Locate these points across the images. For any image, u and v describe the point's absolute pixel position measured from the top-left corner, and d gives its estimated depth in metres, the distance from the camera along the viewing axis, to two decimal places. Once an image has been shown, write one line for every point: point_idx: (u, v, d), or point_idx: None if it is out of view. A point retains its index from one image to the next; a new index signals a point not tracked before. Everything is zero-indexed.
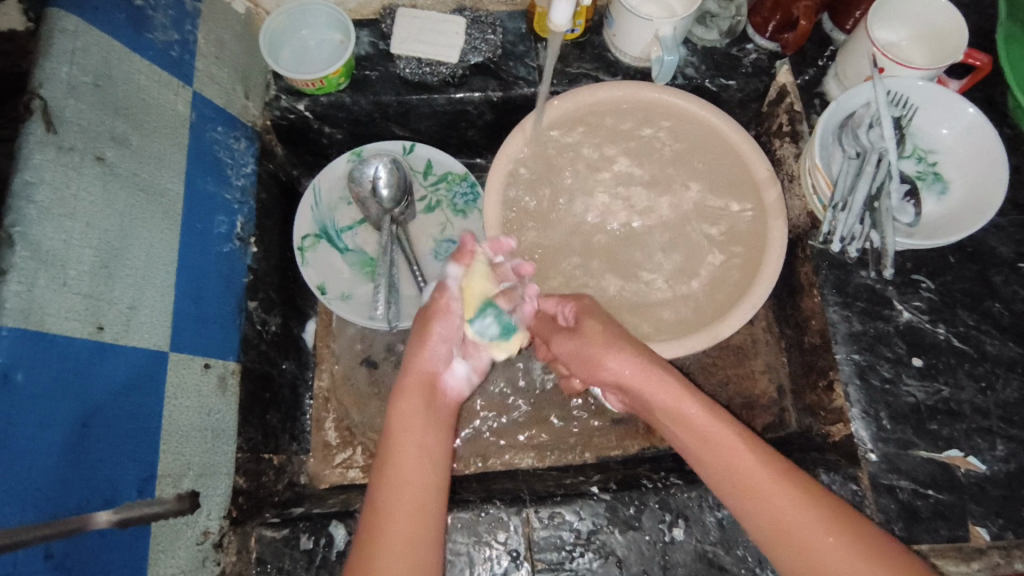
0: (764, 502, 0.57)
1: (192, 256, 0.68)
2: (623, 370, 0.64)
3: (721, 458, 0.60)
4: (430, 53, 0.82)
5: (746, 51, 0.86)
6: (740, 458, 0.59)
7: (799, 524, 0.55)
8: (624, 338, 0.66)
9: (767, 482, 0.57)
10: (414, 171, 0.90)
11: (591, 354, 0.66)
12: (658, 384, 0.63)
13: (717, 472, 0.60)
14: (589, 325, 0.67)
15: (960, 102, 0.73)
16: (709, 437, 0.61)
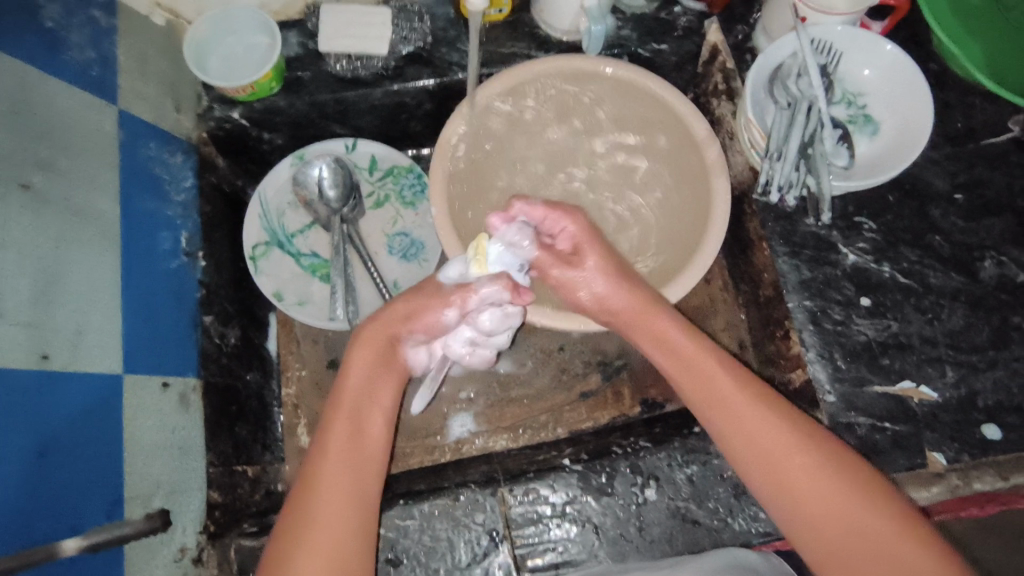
0: (744, 426, 0.60)
1: (137, 275, 0.67)
2: (589, 268, 0.68)
3: (694, 375, 0.64)
4: (360, 47, 0.81)
5: (676, 14, 0.87)
6: (727, 383, 0.62)
7: (778, 445, 0.58)
8: (619, 270, 0.68)
9: (749, 411, 0.60)
10: (359, 169, 0.89)
11: (601, 277, 0.68)
12: (658, 314, 0.66)
13: (691, 390, 0.64)
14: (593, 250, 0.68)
15: (881, 44, 0.75)
16: (693, 358, 0.65)
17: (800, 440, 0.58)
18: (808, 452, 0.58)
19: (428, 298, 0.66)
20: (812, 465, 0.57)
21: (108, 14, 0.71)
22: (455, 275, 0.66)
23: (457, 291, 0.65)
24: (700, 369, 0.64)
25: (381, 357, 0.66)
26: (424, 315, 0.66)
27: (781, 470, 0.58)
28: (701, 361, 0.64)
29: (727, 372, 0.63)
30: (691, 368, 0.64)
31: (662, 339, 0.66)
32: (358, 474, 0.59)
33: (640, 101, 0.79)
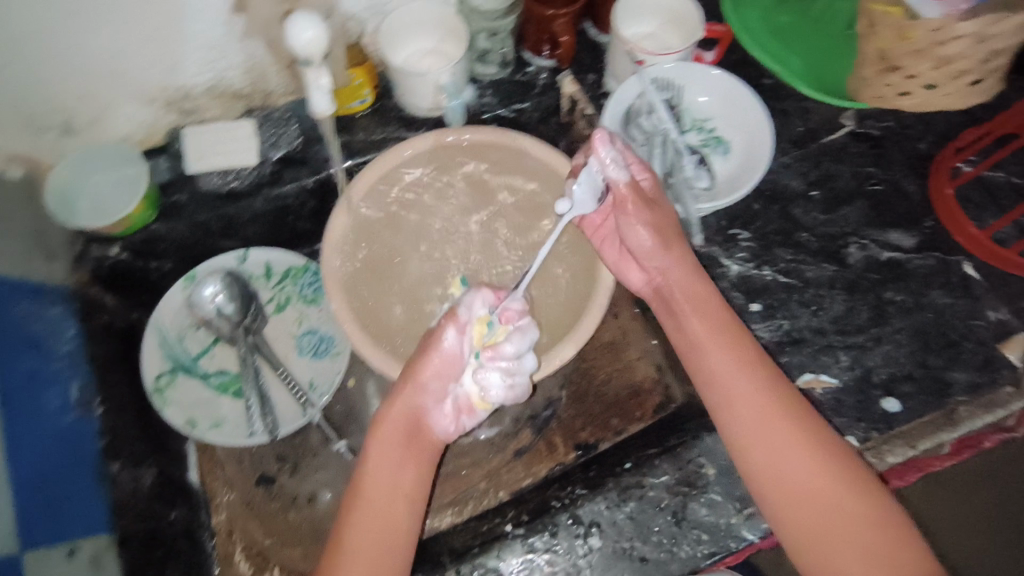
0: (755, 422, 0.64)
1: (25, 447, 0.66)
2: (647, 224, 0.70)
3: (716, 358, 0.67)
4: (229, 163, 0.82)
5: (530, 74, 0.91)
6: (747, 377, 0.66)
7: (794, 456, 0.63)
8: (671, 242, 0.72)
9: (774, 421, 0.64)
10: (255, 277, 0.88)
11: (659, 233, 0.71)
12: (701, 285, 0.70)
13: (710, 376, 0.67)
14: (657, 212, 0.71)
15: (715, 73, 0.81)
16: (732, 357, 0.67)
17: (807, 443, 0.63)
18: (813, 455, 0.62)
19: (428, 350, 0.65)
20: (825, 483, 0.61)
21: None
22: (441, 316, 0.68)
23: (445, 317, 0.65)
24: (731, 372, 0.67)
25: (398, 431, 0.67)
26: (434, 366, 0.65)
27: (784, 468, 0.62)
28: (726, 348, 0.67)
29: (761, 376, 0.66)
30: (715, 353, 0.67)
31: (689, 310, 0.70)
32: (393, 539, 0.64)
33: (513, 160, 0.84)
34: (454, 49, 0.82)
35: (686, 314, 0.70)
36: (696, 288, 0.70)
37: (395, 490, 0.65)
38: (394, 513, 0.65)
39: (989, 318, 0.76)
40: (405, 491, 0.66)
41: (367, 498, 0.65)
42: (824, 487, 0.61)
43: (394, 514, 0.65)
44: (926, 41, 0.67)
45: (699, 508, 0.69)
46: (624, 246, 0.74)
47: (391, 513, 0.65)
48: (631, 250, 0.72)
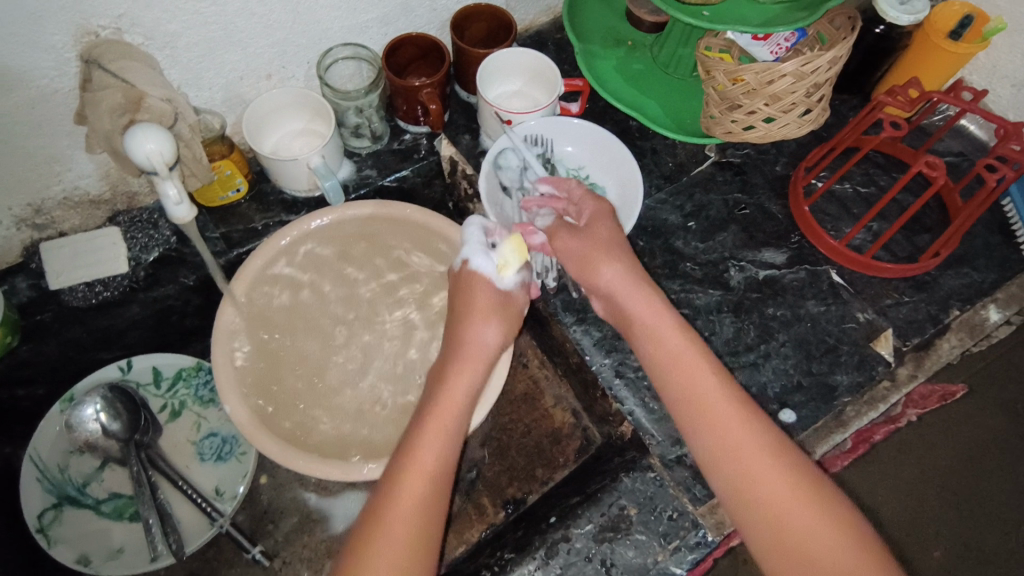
0: (739, 445, 0.60)
1: None
2: (579, 241, 0.72)
3: (694, 378, 0.63)
4: (94, 273, 0.78)
5: (406, 141, 0.92)
6: (716, 397, 0.62)
7: (756, 463, 0.59)
8: (618, 252, 0.71)
9: (732, 426, 0.61)
10: (143, 386, 0.83)
11: (585, 261, 0.71)
12: (644, 301, 0.68)
13: (687, 396, 0.63)
14: (601, 229, 0.72)
15: (580, 125, 0.86)
16: (684, 363, 0.64)
17: (789, 470, 0.58)
18: (790, 481, 0.58)
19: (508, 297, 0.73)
20: (794, 495, 0.57)
21: None
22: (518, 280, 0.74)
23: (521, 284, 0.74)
24: (683, 374, 0.64)
25: (449, 424, 0.63)
26: (471, 351, 0.68)
27: (769, 501, 0.58)
28: (695, 368, 0.64)
29: (718, 378, 0.63)
30: (690, 372, 0.64)
31: (649, 333, 0.67)
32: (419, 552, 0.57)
33: (400, 229, 0.86)
34: (321, 125, 0.84)
35: (637, 318, 0.68)
36: (643, 308, 0.68)
37: (431, 493, 0.59)
38: (430, 513, 0.59)
39: (859, 319, 0.82)
40: (445, 475, 0.61)
41: (404, 497, 0.58)
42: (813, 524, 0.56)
43: (428, 520, 0.58)
44: (757, 81, 0.74)
45: (627, 550, 0.70)
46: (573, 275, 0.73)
47: (420, 516, 0.58)
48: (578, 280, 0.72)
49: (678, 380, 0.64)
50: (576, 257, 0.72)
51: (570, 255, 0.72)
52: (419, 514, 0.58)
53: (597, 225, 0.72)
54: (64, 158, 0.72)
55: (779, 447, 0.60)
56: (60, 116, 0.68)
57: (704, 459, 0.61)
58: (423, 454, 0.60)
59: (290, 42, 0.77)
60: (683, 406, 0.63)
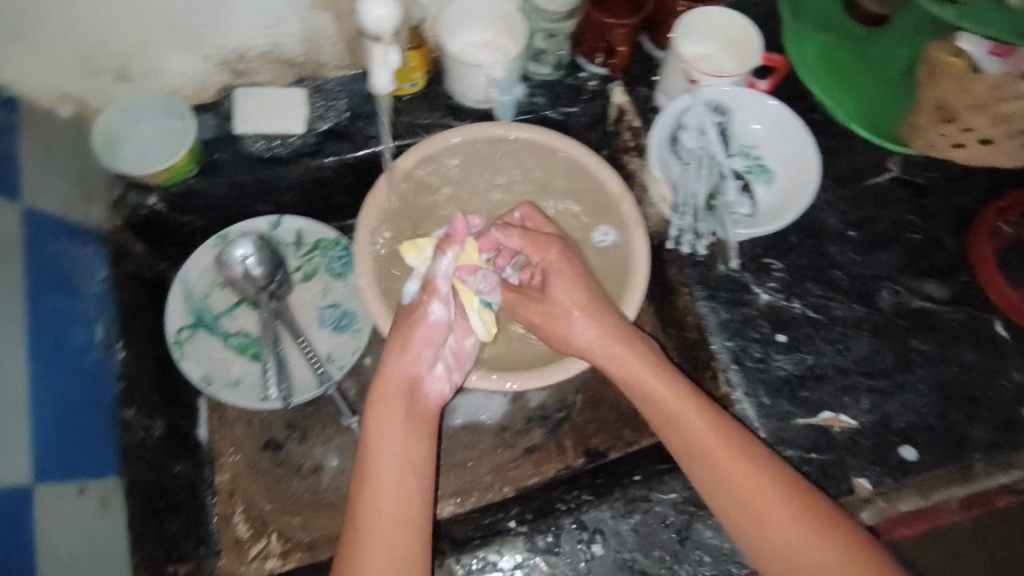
0: (733, 480, 0.62)
1: (48, 380, 0.63)
2: (570, 299, 0.70)
3: (677, 411, 0.66)
4: (277, 128, 0.83)
5: (582, 79, 0.91)
6: (730, 462, 0.62)
7: (779, 522, 0.59)
8: (593, 304, 0.70)
9: (753, 487, 0.61)
10: (285, 244, 0.88)
11: (564, 314, 0.70)
12: (632, 358, 0.69)
13: (681, 437, 0.65)
14: (557, 283, 0.70)
15: (767, 100, 0.81)
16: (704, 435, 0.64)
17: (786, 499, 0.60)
18: (815, 536, 0.58)
19: (408, 316, 0.67)
20: (822, 548, 0.58)
21: (6, 112, 0.69)
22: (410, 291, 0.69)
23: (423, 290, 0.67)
24: (694, 449, 0.64)
25: (405, 446, 0.64)
26: (417, 408, 0.66)
27: (775, 534, 0.59)
28: (684, 406, 0.66)
29: (726, 442, 0.63)
30: (675, 407, 0.66)
31: (631, 375, 0.69)
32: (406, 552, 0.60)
33: (558, 162, 0.85)
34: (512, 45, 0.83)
35: (647, 383, 0.68)
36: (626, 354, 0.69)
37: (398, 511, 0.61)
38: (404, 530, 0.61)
39: (1012, 379, 0.76)
40: (415, 500, 0.62)
41: (377, 514, 0.61)
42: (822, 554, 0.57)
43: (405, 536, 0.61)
44: (988, 95, 0.67)
45: (705, 530, 0.69)
46: (537, 323, 0.72)
47: (397, 536, 0.60)
48: (553, 331, 0.71)
49: (699, 462, 0.63)
50: (539, 317, 0.72)
51: (532, 309, 0.72)
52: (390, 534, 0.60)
53: (556, 281, 0.70)
54: (276, 12, 0.76)
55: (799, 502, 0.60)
56: None
57: (735, 529, 0.61)
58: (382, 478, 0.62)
59: None
60: (679, 444, 0.65)
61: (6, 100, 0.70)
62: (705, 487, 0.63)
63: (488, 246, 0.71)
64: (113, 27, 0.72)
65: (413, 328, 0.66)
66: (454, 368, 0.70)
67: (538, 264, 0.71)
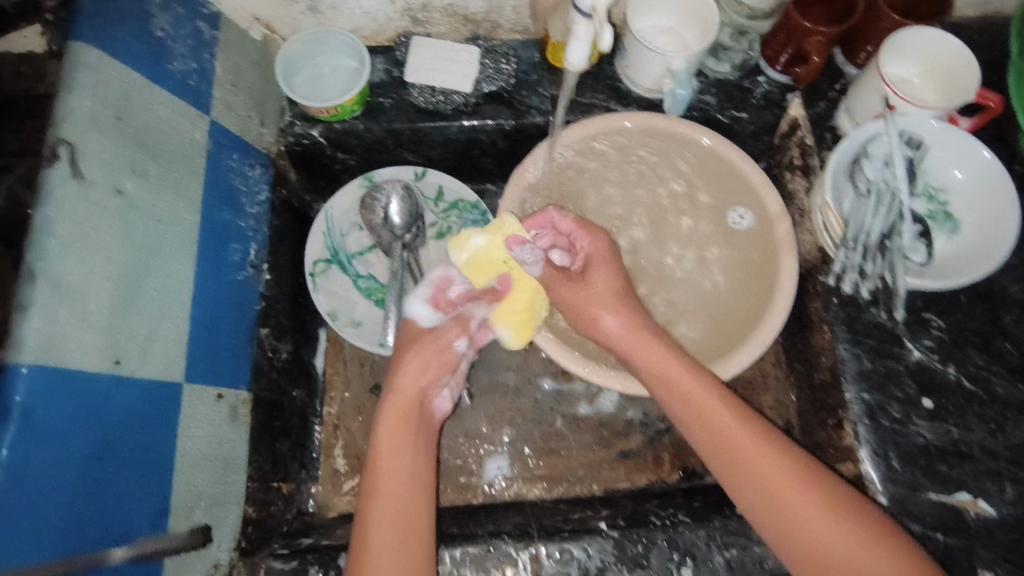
0: (761, 485, 0.60)
1: (207, 287, 0.67)
2: (602, 279, 0.70)
3: (702, 406, 0.64)
4: (444, 82, 0.83)
5: (758, 83, 0.86)
6: (758, 457, 0.61)
7: (809, 524, 0.57)
8: (628, 296, 0.70)
9: (783, 487, 0.59)
10: (425, 198, 0.89)
11: (591, 306, 0.70)
12: (663, 359, 0.66)
13: (709, 436, 0.63)
14: (597, 271, 0.70)
15: (974, 144, 0.73)
16: (726, 429, 0.63)
17: (818, 503, 0.57)
18: (846, 533, 0.56)
19: (428, 344, 0.71)
20: (850, 549, 0.55)
21: (211, 27, 0.72)
22: (433, 316, 0.73)
23: (455, 322, 0.72)
24: (718, 448, 0.62)
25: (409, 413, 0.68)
26: (427, 418, 0.70)
27: (803, 534, 0.57)
28: (709, 406, 0.64)
29: (754, 436, 0.62)
30: (702, 403, 0.64)
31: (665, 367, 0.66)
32: (415, 508, 0.62)
33: (717, 168, 0.82)
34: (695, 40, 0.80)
35: (682, 382, 0.65)
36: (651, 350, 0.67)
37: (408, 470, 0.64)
38: (412, 502, 0.63)
39: None
40: (420, 462, 0.66)
41: (382, 493, 0.62)
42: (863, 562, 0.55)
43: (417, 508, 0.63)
44: None
45: None
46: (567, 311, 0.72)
47: (407, 498, 0.63)
48: (580, 321, 0.71)
49: (722, 464, 0.62)
50: (564, 303, 0.72)
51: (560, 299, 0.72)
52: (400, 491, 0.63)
53: (597, 273, 0.70)
54: None
55: (828, 496, 0.58)
56: None
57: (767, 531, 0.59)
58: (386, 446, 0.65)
59: None
60: (703, 442, 0.64)
61: (212, 15, 0.73)
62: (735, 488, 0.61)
63: (536, 225, 0.70)
64: None
65: (433, 345, 0.71)
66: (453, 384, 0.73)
67: (574, 251, 0.72)
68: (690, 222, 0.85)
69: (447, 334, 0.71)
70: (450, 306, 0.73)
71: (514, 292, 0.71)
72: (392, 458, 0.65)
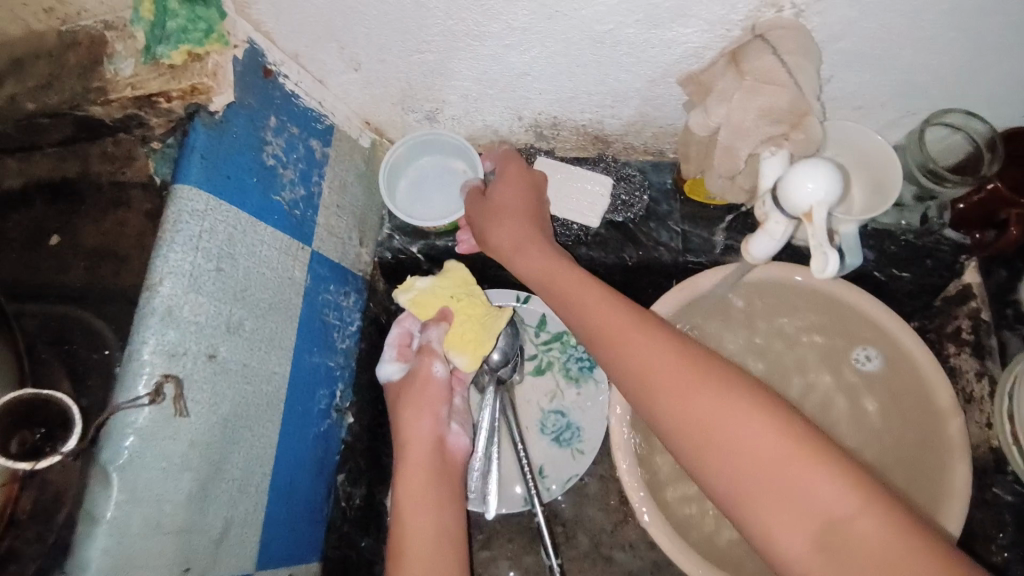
0: (748, 448, 0.43)
1: (289, 448, 0.60)
2: (515, 203, 0.66)
3: (676, 383, 0.48)
4: (567, 212, 0.75)
5: (930, 234, 0.73)
6: (735, 412, 0.45)
7: (766, 466, 0.42)
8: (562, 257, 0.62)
9: (742, 432, 0.44)
10: (526, 326, 0.80)
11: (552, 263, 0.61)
12: (640, 335, 0.52)
13: (692, 429, 0.46)
14: (529, 245, 0.63)
15: None
16: (700, 398, 0.46)
17: (804, 458, 0.42)
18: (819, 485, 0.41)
19: (413, 386, 0.64)
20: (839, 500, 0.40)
21: (323, 143, 0.65)
22: (398, 366, 0.66)
23: (420, 356, 0.65)
24: (689, 408, 0.46)
25: (425, 464, 0.61)
26: (448, 466, 0.62)
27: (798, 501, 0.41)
28: (674, 372, 0.48)
29: (722, 392, 0.46)
30: (678, 374, 0.48)
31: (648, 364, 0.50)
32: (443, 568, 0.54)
33: (873, 340, 0.66)
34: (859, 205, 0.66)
35: (635, 352, 0.51)
36: (622, 315, 0.54)
37: (434, 523, 0.57)
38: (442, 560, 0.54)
39: None
40: (444, 511, 0.58)
41: (409, 545, 0.55)
42: (825, 491, 0.40)
43: (440, 556, 0.55)
44: None
45: None
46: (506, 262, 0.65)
47: (434, 551, 0.55)
48: (513, 256, 0.64)
49: (693, 418, 0.46)
50: (478, 226, 0.67)
51: (498, 208, 0.66)
52: (428, 548, 0.55)
53: (526, 242, 0.63)
54: (618, 96, 0.65)
55: (781, 435, 0.43)
56: (658, 66, 0.59)
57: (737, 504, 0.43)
58: (404, 493, 0.59)
59: (921, 88, 0.61)
60: (661, 411, 0.48)
61: (326, 128, 0.66)
62: (695, 455, 0.45)
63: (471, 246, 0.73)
64: (447, 79, 0.64)
65: (412, 384, 0.64)
66: (462, 420, 0.66)
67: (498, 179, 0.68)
68: (832, 394, 0.70)
69: (424, 362, 0.65)
70: (413, 352, 0.67)
71: (458, 320, 0.67)
72: (413, 509, 0.58)
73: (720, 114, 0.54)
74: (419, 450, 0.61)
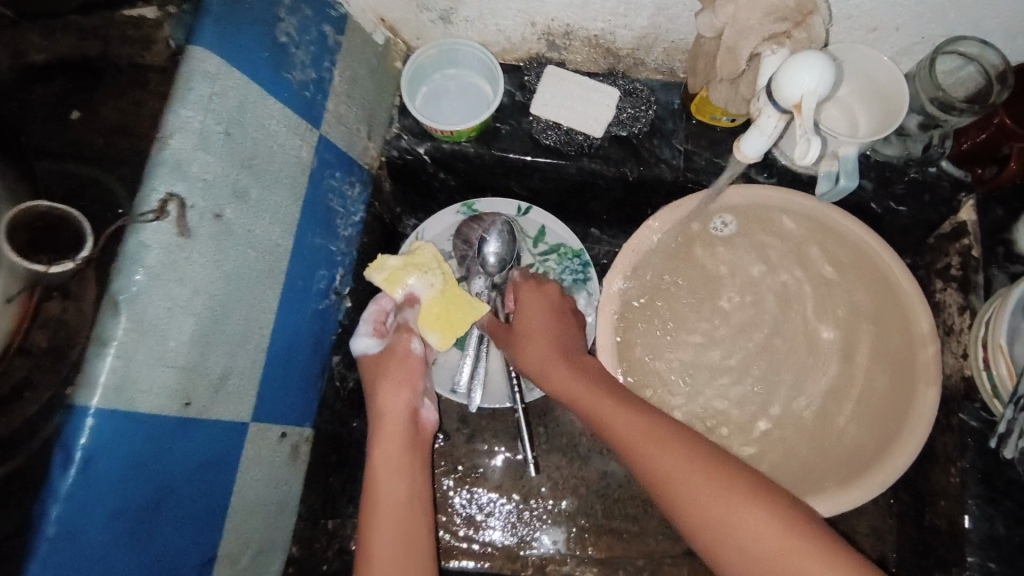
0: (699, 498, 0.54)
1: (288, 318, 0.63)
2: (540, 307, 0.71)
3: (666, 466, 0.56)
4: (571, 121, 0.76)
5: (927, 175, 0.75)
6: (686, 470, 0.55)
7: (702, 504, 0.53)
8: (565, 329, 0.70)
9: (692, 486, 0.54)
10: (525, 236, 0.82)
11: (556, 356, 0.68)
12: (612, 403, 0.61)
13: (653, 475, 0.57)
14: (536, 349, 0.69)
15: None
16: (659, 446, 0.57)
17: (761, 515, 0.51)
18: (757, 514, 0.51)
19: (392, 359, 0.68)
20: (762, 517, 0.51)
21: (336, 31, 0.66)
22: (375, 341, 0.70)
23: (397, 334, 0.70)
24: (644, 451, 0.58)
25: (398, 433, 0.65)
26: (420, 435, 0.67)
27: (728, 537, 0.51)
28: (645, 446, 0.58)
29: (681, 448, 0.56)
30: (623, 431, 0.59)
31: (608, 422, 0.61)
32: (415, 527, 0.59)
33: (860, 266, 0.69)
34: (865, 128, 0.68)
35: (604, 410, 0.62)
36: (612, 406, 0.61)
37: (401, 487, 0.61)
38: (412, 512, 0.60)
39: None
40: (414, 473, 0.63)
41: (380, 499, 0.60)
42: (758, 534, 0.50)
43: (412, 514, 0.60)
44: None
45: None
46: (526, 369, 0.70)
47: (405, 509, 0.60)
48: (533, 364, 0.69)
49: (652, 467, 0.57)
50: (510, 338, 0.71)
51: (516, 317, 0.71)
52: (398, 502, 0.60)
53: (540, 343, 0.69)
54: (632, 4, 0.66)
55: (714, 471, 0.55)
56: None
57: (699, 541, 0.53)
58: (380, 455, 0.63)
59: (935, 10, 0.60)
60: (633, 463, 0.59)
61: (340, 17, 0.67)
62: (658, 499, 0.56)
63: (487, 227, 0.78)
64: None
65: (390, 359, 0.68)
66: (430, 396, 0.72)
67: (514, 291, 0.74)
68: None
69: (402, 339, 0.69)
70: (388, 329, 0.71)
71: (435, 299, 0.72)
72: (384, 468, 0.62)
73: (726, 15, 0.54)
74: (393, 415, 0.66)
